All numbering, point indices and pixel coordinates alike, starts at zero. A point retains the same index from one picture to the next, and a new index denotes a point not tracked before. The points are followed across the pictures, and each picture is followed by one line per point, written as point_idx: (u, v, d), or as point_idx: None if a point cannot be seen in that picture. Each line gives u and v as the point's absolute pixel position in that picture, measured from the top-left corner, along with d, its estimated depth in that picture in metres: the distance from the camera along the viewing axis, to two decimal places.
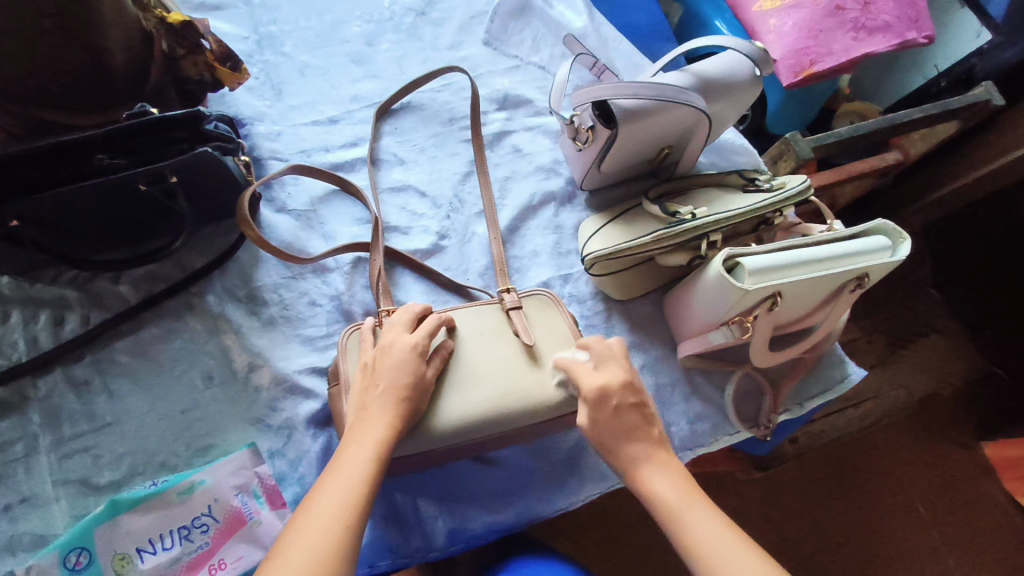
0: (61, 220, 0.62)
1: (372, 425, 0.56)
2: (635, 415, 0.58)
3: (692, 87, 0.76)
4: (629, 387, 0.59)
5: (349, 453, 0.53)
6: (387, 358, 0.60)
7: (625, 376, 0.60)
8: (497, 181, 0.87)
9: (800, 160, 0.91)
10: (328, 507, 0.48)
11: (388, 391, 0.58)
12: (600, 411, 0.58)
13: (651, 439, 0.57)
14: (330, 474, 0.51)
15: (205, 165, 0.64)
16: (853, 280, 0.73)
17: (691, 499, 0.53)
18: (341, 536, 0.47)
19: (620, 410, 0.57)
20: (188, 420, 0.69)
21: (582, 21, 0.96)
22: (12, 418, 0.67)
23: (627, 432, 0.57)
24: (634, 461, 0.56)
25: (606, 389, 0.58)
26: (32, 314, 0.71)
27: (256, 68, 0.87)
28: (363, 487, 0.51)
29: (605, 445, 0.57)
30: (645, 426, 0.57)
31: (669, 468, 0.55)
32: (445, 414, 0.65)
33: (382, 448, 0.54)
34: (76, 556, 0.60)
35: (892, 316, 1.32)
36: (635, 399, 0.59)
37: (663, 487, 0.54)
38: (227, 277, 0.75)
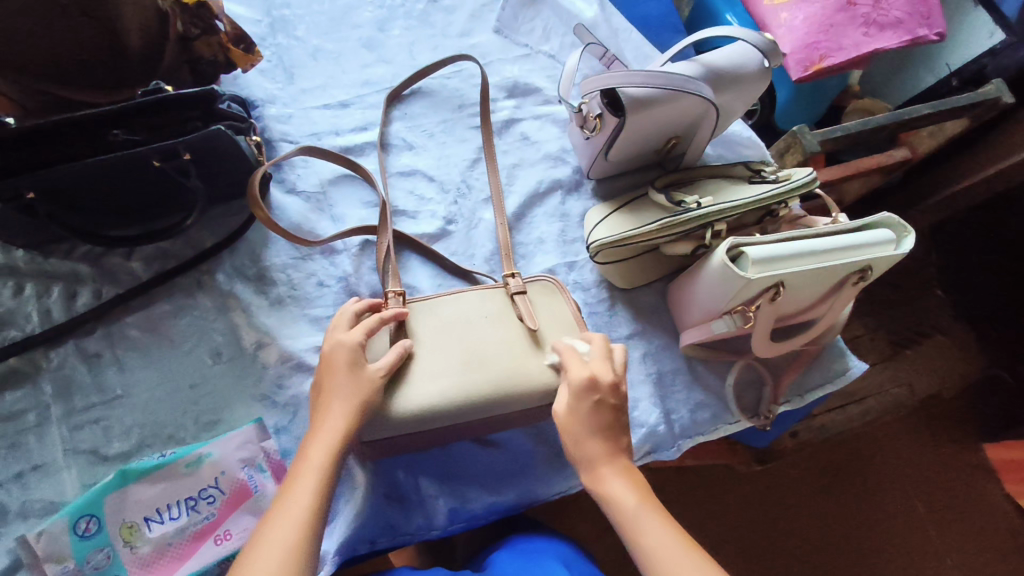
0: (76, 193, 0.63)
1: (319, 441, 0.57)
2: (610, 413, 0.60)
3: (701, 77, 0.77)
4: (609, 390, 0.61)
5: (298, 474, 0.54)
6: (334, 372, 0.61)
7: (613, 376, 0.62)
8: (505, 168, 0.88)
9: (808, 153, 0.91)
10: (274, 535, 0.49)
11: (337, 406, 0.59)
12: (581, 403, 0.59)
13: (615, 445, 0.59)
14: (280, 498, 0.53)
15: (218, 144, 0.64)
16: (856, 272, 0.74)
17: (647, 507, 0.55)
18: (292, 551, 0.48)
19: (590, 414, 0.59)
20: (196, 394, 0.70)
21: (593, 11, 0.97)
22: (26, 388, 0.68)
23: (595, 432, 0.58)
24: (593, 461, 0.58)
25: (594, 381, 0.60)
26: (45, 288, 0.72)
27: (269, 51, 0.87)
28: (311, 505, 0.52)
29: (573, 441, 0.59)
30: (612, 430, 0.59)
31: (629, 473, 0.57)
32: (406, 403, 0.65)
33: (330, 463, 0.55)
34: (86, 523, 0.61)
35: (897, 314, 1.32)
36: (612, 402, 0.60)
37: (625, 491, 0.56)
38: (236, 256, 0.76)
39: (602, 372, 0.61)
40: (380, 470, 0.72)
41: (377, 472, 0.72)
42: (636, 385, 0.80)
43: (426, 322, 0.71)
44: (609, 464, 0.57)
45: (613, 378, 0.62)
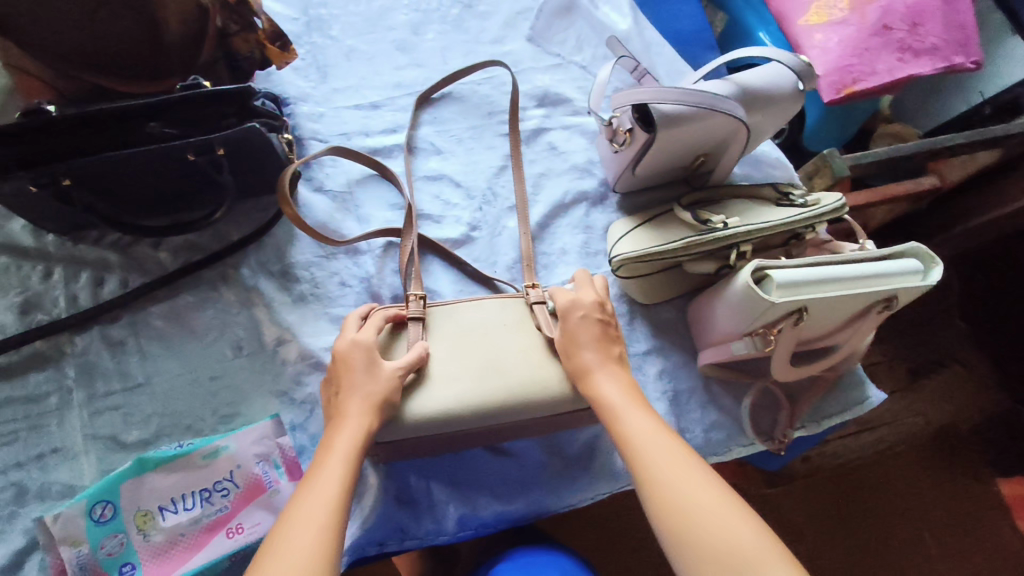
0: (110, 183, 0.64)
1: (341, 435, 0.58)
2: (597, 327, 0.68)
3: (734, 97, 0.76)
4: (599, 309, 0.69)
5: (323, 465, 0.56)
6: (352, 370, 0.63)
7: (596, 299, 0.70)
8: (531, 178, 0.88)
9: (837, 177, 0.91)
10: (301, 524, 0.50)
11: (357, 403, 0.61)
12: (568, 320, 0.68)
13: (606, 354, 0.66)
14: (304, 489, 0.53)
15: (252, 141, 0.65)
16: (881, 301, 0.73)
17: (632, 402, 0.61)
18: (319, 541, 0.49)
19: (579, 325, 0.68)
20: (215, 387, 0.71)
21: (626, 23, 0.97)
22: (51, 371, 0.69)
23: (587, 343, 0.66)
24: (587, 368, 0.65)
25: (575, 301, 0.69)
26: (73, 273, 0.73)
27: (304, 49, 0.88)
28: (338, 496, 0.53)
29: (567, 353, 0.67)
30: (603, 342, 0.67)
31: (619, 377, 0.64)
32: (422, 410, 0.65)
33: (353, 457, 0.57)
34: (102, 508, 0.62)
35: (917, 343, 1.30)
36: (598, 316, 0.69)
37: (611, 391, 0.62)
38: (262, 252, 0.77)
39: (587, 296, 0.70)
40: (393, 472, 0.72)
41: (389, 474, 0.72)
42: (652, 402, 0.79)
43: (444, 328, 0.72)
44: (600, 372, 0.64)
45: (597, 300, 0.70)
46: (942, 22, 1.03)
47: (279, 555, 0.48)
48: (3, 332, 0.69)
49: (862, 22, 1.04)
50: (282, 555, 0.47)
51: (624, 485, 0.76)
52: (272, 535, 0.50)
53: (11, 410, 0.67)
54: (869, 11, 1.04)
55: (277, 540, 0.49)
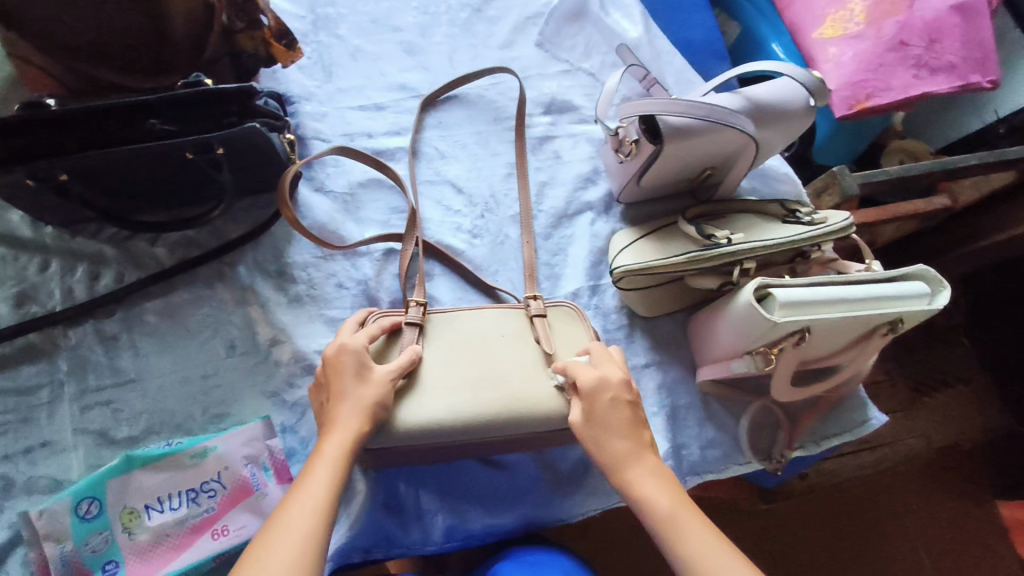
0: (108, 178, 0.63)
1: (331, 440, 0.58)
2: (626, 410, 0.61)
3: (743, 111, 0.75)
4: (627, 388, 0.62)
5: (311, 472, 0.55)
6: (343, 374, 0.62)
7: (622, 374, 0.63)
8: (535, 185, 0.87)
9: (845, 195, 0.88)
10: (284, 539, 0.49)
11: (348, 409, 0.60)
12: (593, 404, 0.60)
13: (640, 441, 0.60)
14: (292, 496, 0.53)
15: (252, 141, 0.64)
16: (886, 324, 0.72)
17: (683, 513, 0.55)
18: (304, 552, 0.48)
19: (613, 413, 0.60)
20: (207, 385, 0.70)
21: (638, 31, 0.96)
22: (43, 363, 0.68)
23: (620, 432, 0.59)
24: (621, 463, 0.58)
25: (604, 381, 0.61)
26: (69, 266, 0.72)
27: (310, 48, 0.87)
28: (324, 503, 0.52)
29: (596, 443, 0.59)
30: (637, 428, 0.60)
31: (656, 472, 0.58)
32: (412, 417, 0.65)
33: (342, 464, 0.56)
34: (87, 505, 0.62)
35: (923, 362, 1.28)
36: (627, 398, 0.61)
37: (658, 496, 0.56)
38: (260, 251, 0.76)
39: (613, 370, 0.63)
40: (382, 479, 0.71)
41: (378, 480, 0.71)
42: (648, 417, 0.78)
43: (442, 335, 0.71)
44: (640, 469, 0.58)
45: (624, 377, 0.63)
46: (960, 40, 1.01)
47: (262, 562, 0.47)
48: None
49: (878, 36, 1.02)
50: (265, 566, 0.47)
51: (616, 503, 0.75)
52: (255, 543, 0.49)
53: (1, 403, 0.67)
54: (886, 26, 1.02)
55: (261, 549, 0.48)
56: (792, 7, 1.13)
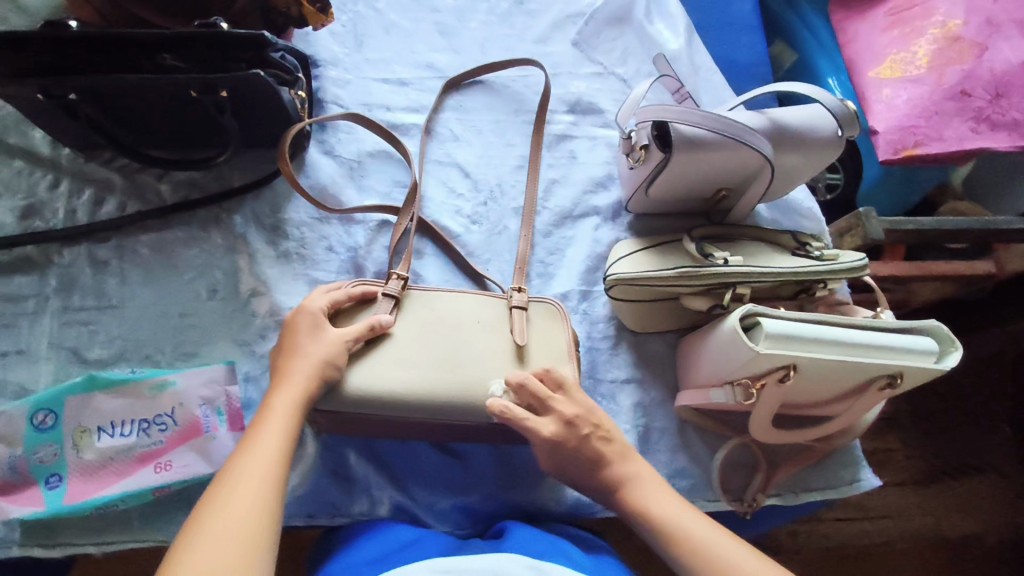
0: (115, 104, 0.64)
1: (281, 395, 0.59)
2: (595, 445, 0.63)
3: (765, 131, 0.72)
4: (581, 420, 0.64)
5: (263, 425, 0.56)
6: (302, 330, 0.63)
7: (571, 414, 0.64)
8: (544, 181, 0.85)
9: (868, 239, 0.84)
10: (242, 489, 0.51)
11: (301, 365, 0.61)
12: (562, 454, 0.63)
13: (617, 457, 0.64)
14: (245, 447, 0.55)
15: (258, 89, 0.65)
16: (885, 377, 0.67)
17: (680, 510, 0.61)
18: (262, 503, 0.51)
19: (579, 449, 0.63)
20: (182, 324, 0.71)
21: (678, 44, 0.93)
22: (35, 276, 0.71)
23: (595, 466, 0.63)
24: (617, 483, 0.63)
25: (559, 440, 0.62)
26: (78, 189, 0.74)
27: (345, 16, 0.88)
28: (277, 455, 0.55)
29: (583, 472, 0.64)
30: (608, 454, 0.63)
31: (653, 481, 0.63)
32: (363, 383, 0.65)
33: (295, 418, 0.58)
34: (43, 416, 0.64)
35: (960, 437, 1.17)
36: (592, 424, 0.64)
37: (662, 505, 0.61)
38: (258, 202, 0.77)
39: (559, 412, 0.63)
40: (334, 446, 0.71)
41: (329, 446, 0.71)
42: None
43: (417, 312, 0.71)
44: (647, 489, 0.63)
45: (574, 416, 0.64)
46: None
47: (219, 514, 0.49)
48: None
49: (939, 83, 0.96)
50: (215, 523, 0.49)
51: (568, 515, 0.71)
52: (208, 497, 0.51)
53: None
54: (949, 73, 0.96)
55: (214, 503, 0.50)
56: (851, 43, 1.07)
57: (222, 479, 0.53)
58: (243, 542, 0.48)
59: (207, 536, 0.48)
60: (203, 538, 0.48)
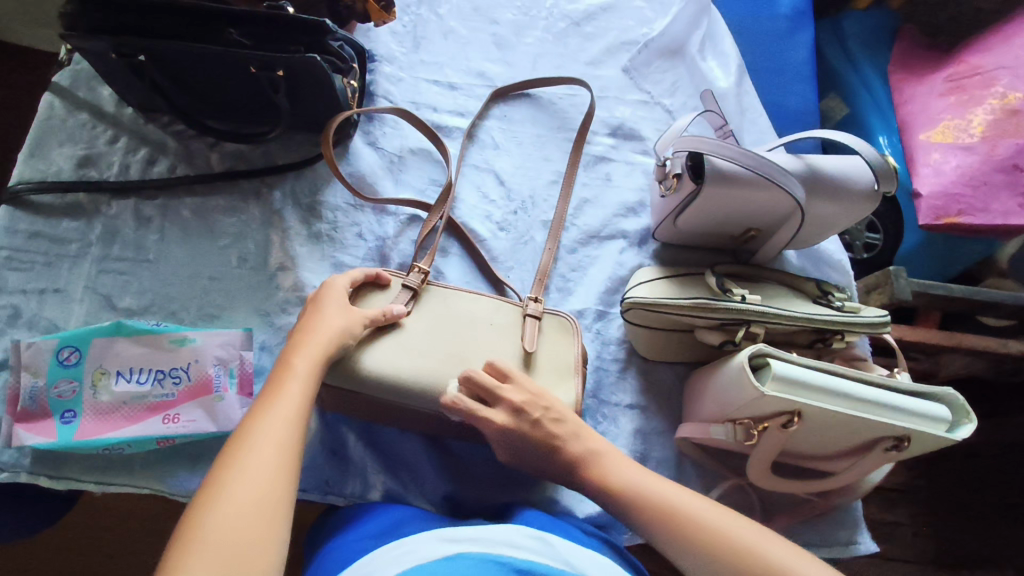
0: (179, 69, 0.68)
1: (302, 355, 0.59)
2: (545, 429, 0.63)
3: (800, 175, 0.72)
4: (529, 406, 0.64)
5: (284, 383, 0.56)
6: (326, 304, 0.65)
7: (516, 400, 0.64)
8: (576, 199, 0.86)
9: (895, 298, 0.83)
10: (265, 442, 0.50)
11: (321, 331, 0.61)
12: (512, 443, 0.63)
13: (569, 437, 0.63)
14: (264, 401, 0.54)
15: (313, 74, 0.69)
16: (891, 439, 0.65)
17: (648, 479, 0.60)
18: (285, 456, 0.50)
19: (530, 436, 0.62)
20: (209, 286, 0.74)
21: (728, 82, 0.94)
22: (82, 221, 0.75)
23: (550, 447, 0.62)
24: (581, 461, 0.62)
25: (508, 428, 0.62)
26: (135, 147, 0.79)
27: (408, 18, 0.91)
28: (299, 412, 0.54)
29: (540, 457, 0.63)
30: (564, 436, 0.63)
31: (617, 457, 0.62)
32: (376, 364, 0.66)
33: (314, 380, 0.57)
34: (68, 353, 0.67)
35: (975, 520, 1.12)
36: (540, 411, 0.64)
37: (626, 476, 0.60)
38: (299, 182, 0.80)
39: (507, 400, 0.63)
40: (334, 425, 0.72)
41: (330, 425, 0.72)
42: None
43: (433, 306, 0.73)
44: (608, 460, 0.62)
45: (519, 403, 0.63)
46: None
47: (242, 464, 0.48)
48: (57, 176, 0.76)
49: (990, 153, 0.95)
50: (240, 476, 0.47)
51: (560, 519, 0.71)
52: (231, 448, 0.49)
53: (37, 244, 0.73)
54: (1002, 146, 0.94)
55: (236, 454, 0.49)
56: (906, 104, 1.06)
57: (242, 431, 0.51)
58: (268, 497, 0.47)
59: (236, 481, 0.47)
60: (228, 489, 0.46)
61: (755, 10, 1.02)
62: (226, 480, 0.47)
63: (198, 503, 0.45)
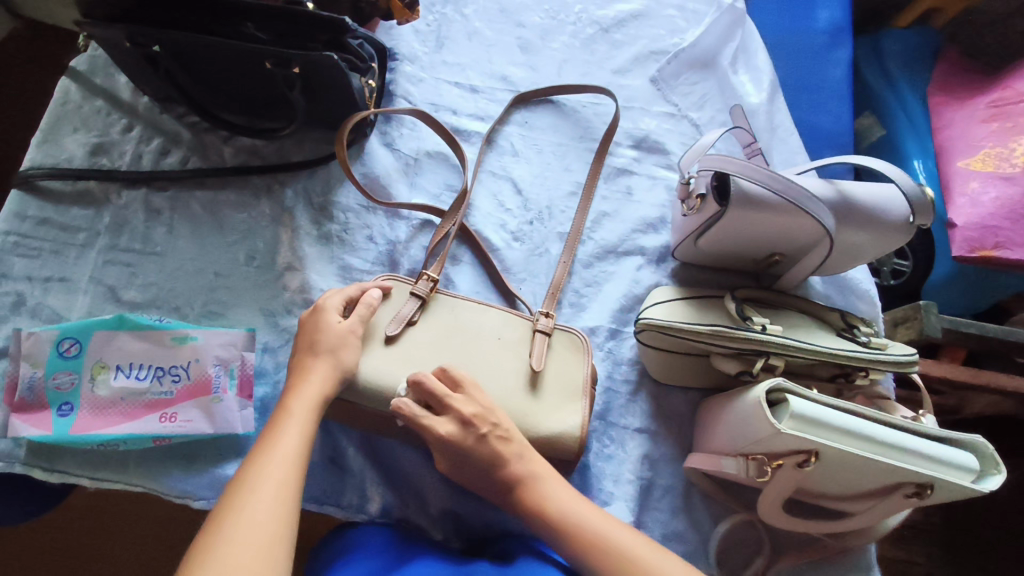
0: (193, 61, 0.67)
1: (298, 398, 0.58)
2: (491, 446, 0.60)
3: (831, 202, 0.68)
4: (478, 420, 0.60)
5: (282, 425, 0.55)
6: (328, 325, 0.63)
7: (464, 413, 0.60)
8: (595, 212, 0.84)
9: (924, 335, 0.79)
10: (264, 488, 0.49)
11: (320, 363, 0.61)
12: (453, 455, 0.60)
13: (509, 456, 0.60)
14: (262, 444, 0.54)
15: (329, 71, 0.67)
16: (913, 486, 0.62)
17: (582, 508, 0.58)
18: (285, 502, 0.50)
19: (474, 450, 0.59)
20: (215, 283, 0.73)
21: (759, 98, 0.90)
22: (91, 210, 0.74)
23: (492, 467, 0.59)
24: (517, 482, 0.59)
25: (452, 439, 0.59)
26: (148, 137, 0.78)
27: (432, 17, 0.89)
28: (297, 455, 0.54)
29: (480, 474, 0.60)
30: (507, 455, 0.60)
31: (560, 482, 0.60)
32: (372, 376, 0.65)
33: (312, 419, 0.57)
34: (68, 345, 0.66)
35: (1002, 569, 1.06)
36: (486, 426, 0.60)
37: (560, 503, 0.58)
38: (312, 180, 0.79)
39: (454, 411, 0.60)
40: (333, 433, 0.70)
41: (330, 433, 0.70)
42: (620, 482, 0.72)
43: (440, 317, 0.71)
44: (546, 485, 0.59)
45: (469, 416, 0.60)
46: None
47: (242, 511, 0.48)
48: (69, 162, 0.75)
49: None
50: (240, 524, 0.47)
51: None
52: (230, 495, 0.49)
53: (45, 231, 0.72)
54: None
55: (236, 501, 0.48)
56: (944, 129, 1.02)
57: (242, 475, 0.51)
58: (268, 544, 0.46)
59: (234, 533, 0.46)
60: (228, 537, 0.46)
61: (791, 24, 0.99)
62: (225, 533, 0.46)
63: (199, 552, 0.45)
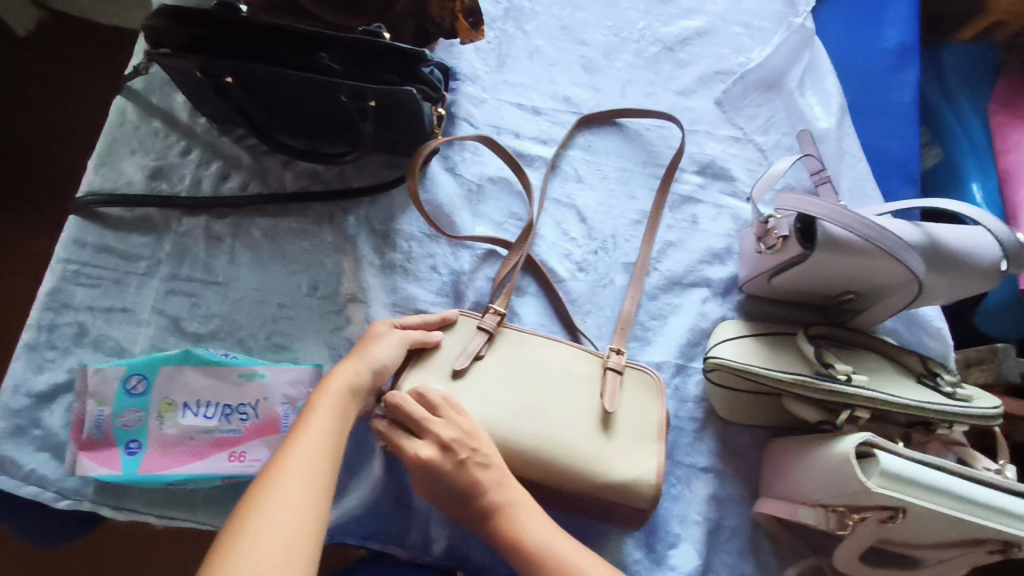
0: (264, 90, 0.64)
1: (325, 393, 0.56)
2: (464, 473, 0.58)
3: (918, 246, 0.66)
4: (457, 445, 0.59)
5: (311, 417, 0.54)
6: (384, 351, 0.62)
7: (444, 437, 0.58)
8: (659, 241, 0.82)
9: (1002, 378, 0.83)
10: (291, 480, 0.48)
11: (352, 363, 0.60)
12: (433, 483, 0.59)
13: (484, 484, 0.58)
14: (292, 436, 0.52)
15: (403, 103, 0.64)
16: (997, 543, 0.61)
17: (551, 536, 0.57)
18: (315, 495, 0.48)
19: (451, 476, 0.57)
20: (279, 315, 0.71)
21: (829, 123, 0.87)
22: (151, 237, 0.72)
23: (464, 494, 0.58)
24: (488, 511, 0.58)
25: (426, 463, 0.58)
26: (207, 160, 0.75)
27: (493, 34, 0.86)
28: (326, 449, 0.52)
29: (455, 501, 0.59)
30: (485, 483, 0.58)
31: (538, 513, 0.59)
32: None
33: (341, 415, 0.56)
34: (135, 381, 0.65)
35: None
36: (464, 452, 0.58)
37: (535, 531, 0.57)
38: (374, 208, 0.77)
39: (435, 435, 0.59)
40: (400, 472, 0.69)
41: (396, 472, 0.69)
42: (687, 524, 0.71)
43: (508, 353, 0.69)
44: (520, 512, 0.58)
45: (449, 440, 0.58)
46: None
47: (270, 505, 0.46)
48: (128, 187, 0.73)
49: None
50: (267, 519, 0.45)
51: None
52: (257, 488, 0.47)
53: (105, 259, 0.70)
54: None
55: (265, 493, 0.47)
56: (1011, 153, 0.99)
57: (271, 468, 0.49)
58: (294, 540, 0.45)
59: (263, 528, 0.44)
60: (257, 530, 0.44)
61: (858, 44, 0.96)
62: (253, 527, 0.44)
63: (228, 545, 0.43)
